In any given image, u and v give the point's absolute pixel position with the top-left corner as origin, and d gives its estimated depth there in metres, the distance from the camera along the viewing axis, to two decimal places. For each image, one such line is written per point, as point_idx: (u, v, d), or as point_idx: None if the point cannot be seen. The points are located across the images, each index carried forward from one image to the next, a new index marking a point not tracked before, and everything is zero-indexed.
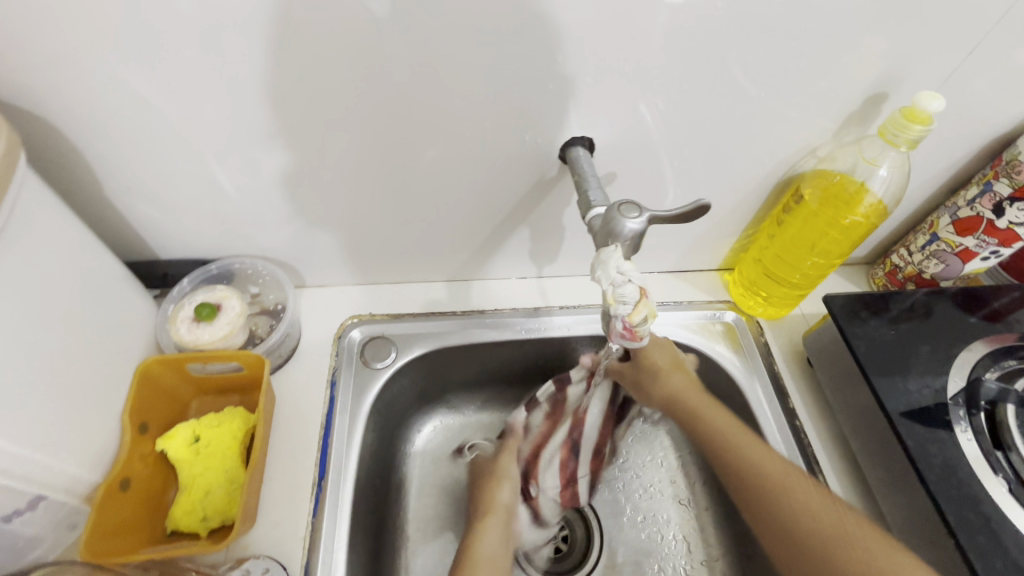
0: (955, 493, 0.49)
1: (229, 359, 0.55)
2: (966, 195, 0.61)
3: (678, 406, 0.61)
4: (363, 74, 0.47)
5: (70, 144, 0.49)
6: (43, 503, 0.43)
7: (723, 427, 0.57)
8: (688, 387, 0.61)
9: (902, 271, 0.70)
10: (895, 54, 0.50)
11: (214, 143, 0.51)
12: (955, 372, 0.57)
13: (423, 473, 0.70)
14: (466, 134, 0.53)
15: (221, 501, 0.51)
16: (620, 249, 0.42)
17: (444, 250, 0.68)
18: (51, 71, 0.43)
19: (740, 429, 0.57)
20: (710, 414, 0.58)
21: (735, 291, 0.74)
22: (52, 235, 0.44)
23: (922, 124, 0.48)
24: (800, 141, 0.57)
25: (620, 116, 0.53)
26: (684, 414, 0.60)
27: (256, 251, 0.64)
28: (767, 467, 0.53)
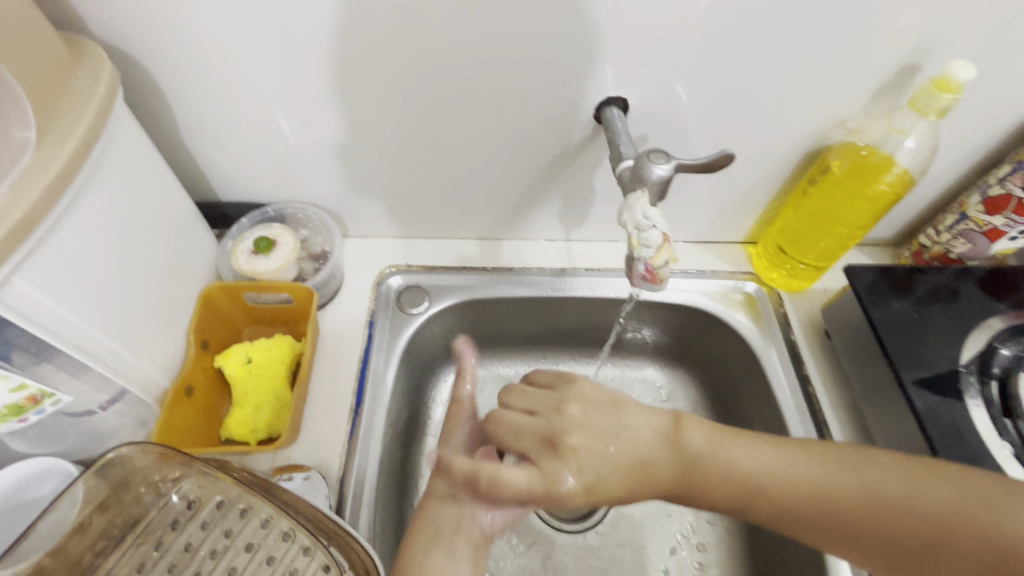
0: (959, 451, 0.52)
1: (281, 291, 0.60)
2: (998, 174, 0.61)
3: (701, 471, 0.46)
4: (419, 27, 0.50)
5: (154, 85, 0.54)
6: (125, 396, 0.49)
7: (800, 477, 0.44)
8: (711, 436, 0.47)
9: (928, 251, 0.71)
10: (933, 24, 0.51)
11: (278, 90, 0.55)
12: (971, 343, 0.59)
13: (446, 417, 0.75)
14: (507, 92, 0.56)
15: (269, 416, 0.57)
16: (647, 194, 0.45)
17: (478, 208, 0.72)
18: (145, 16, 0.48)
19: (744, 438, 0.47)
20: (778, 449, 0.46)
21: (758, 263, 0.75)
22: (139, 164, 0.49)
23: (953, 92, 0.49)
24: (831, 112, 0.59)
25: (655, 80, 0.56)
26: (711, 476, 0.46)
27: (307, 199, 0.69)
28: (808, 477, 0.44)
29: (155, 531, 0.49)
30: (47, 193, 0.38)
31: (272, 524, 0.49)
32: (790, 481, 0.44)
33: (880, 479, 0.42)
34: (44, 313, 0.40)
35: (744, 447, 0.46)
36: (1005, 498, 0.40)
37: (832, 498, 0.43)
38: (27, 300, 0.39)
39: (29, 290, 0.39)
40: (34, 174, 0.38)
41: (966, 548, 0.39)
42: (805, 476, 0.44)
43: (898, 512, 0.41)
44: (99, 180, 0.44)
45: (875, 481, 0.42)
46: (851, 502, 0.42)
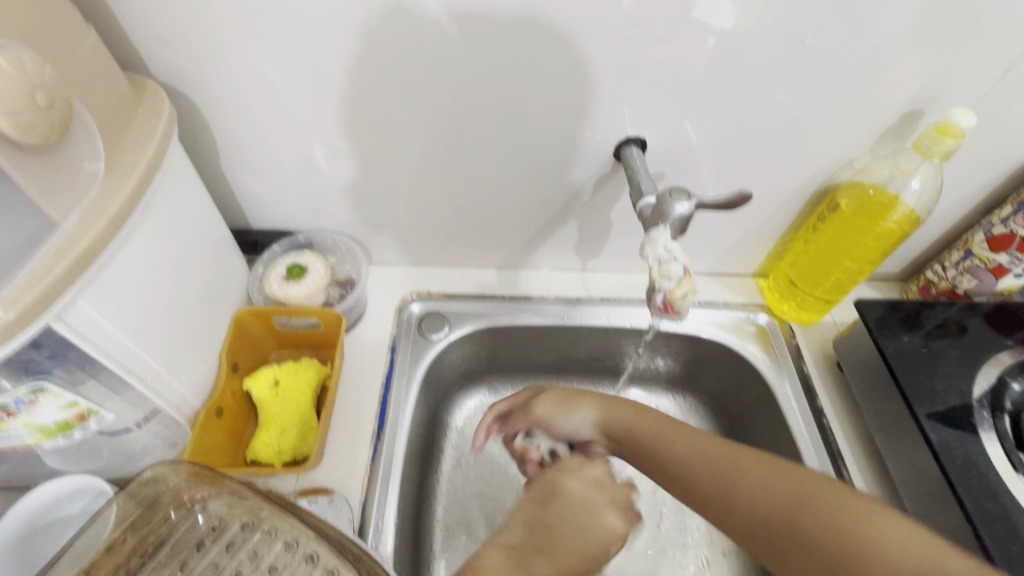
0: (977, 484, 0.52)
1: (310, 315, 0.62)
2: (1001, 214, 0.64)
3: (631, 437, 0.54)
4: (455, 69, 0.54)
5: (200, 120, 0.58)
6: (159, 415, 0.51)
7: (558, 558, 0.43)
8: (698, 448, 0.49)
9: (935, 286, 0.73)
10: (932, 75, 0.54)
11: (317, 126, 0.59)
12: (983, 377, 0.60)
13: (460, 444, 0.76)
14: (532, 130, 0.60)
15: (294, 438, 0.59)
16: (668, 229, 0.48)
17: (498, 240, 0.74)
18: (201, 58, 0.52)
19: (690, 432, 0.51)
20: (669, 432, 0.52)
21: (769, 296, 0.77)
22: (186, 194, 0.52)
23: (955, 138, 0.52)
24: (839, 153, 0.62)
25: (671, 122, 0.59)
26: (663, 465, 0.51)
27: (335, 227, 0.71)
28: (710, 477, 0.47)
29: (179, 552, 0.49)
30: (112, 222, 0.41)
31: (297, 546, 0.48)
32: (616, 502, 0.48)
33: (706, 460, 0.49)
34: (97, 332, 0.42)
35: (692, 445, 0.50)
36: (783, 478, 0.45)
37: (670, 468, 0.50)
38: (84, 320, 0.41)
39: (87, 309, 0.41)
40: (102, 201, 0.41)
41: (755, 520, 0.44)
42: (700, 451, 0.49)
43: (729, 483, 0.46)
44: (154, 209, 0.47)
45: (759, 481, 0.45)
46: (716, 467, 0.48)
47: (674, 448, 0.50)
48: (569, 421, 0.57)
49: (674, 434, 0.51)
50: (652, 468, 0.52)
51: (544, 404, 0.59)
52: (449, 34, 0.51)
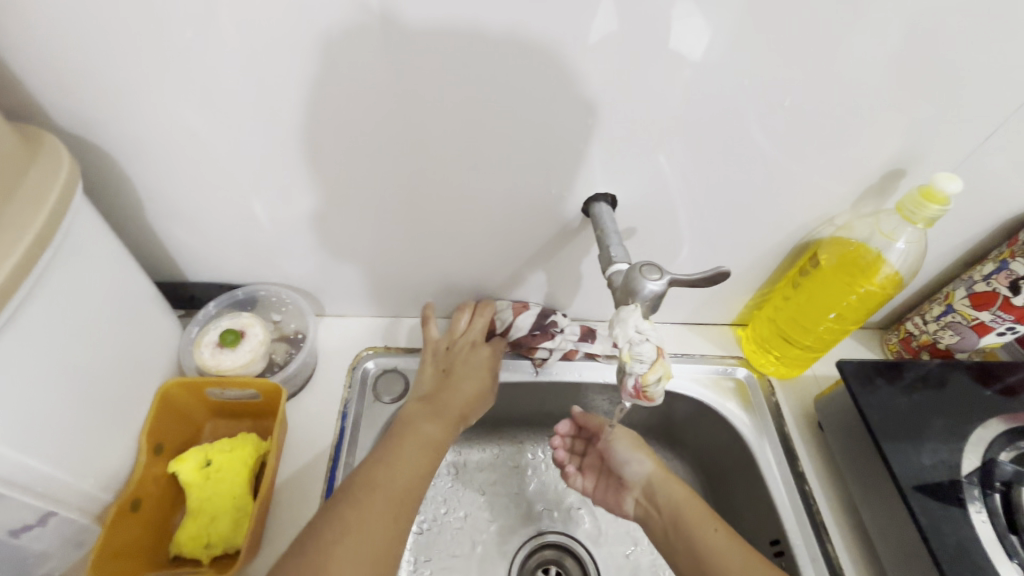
0: (969, 574, 0.49)
1: (246, 386, 0.56)
2: (982, 270, 0.61)
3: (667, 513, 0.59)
4: (408, 121, 0.49)
5: (120, 171, 0.52)
6: (51, 519, 0.44)
7: (358, 550, 0.46)
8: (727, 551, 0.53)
9: (916, 339, 0.70)
10: (912, 134, 0.52)
11: (256, 177, 0.53)
12: (970, 449, 0.57)
13: (423, 508, 0.70)
14: (494, 183, 0.56)
15: (225, 529, 0.52)
16: (639, 308, 0.43)
17: (463, 291, 0.70)
18: (118, 106, 0.47)
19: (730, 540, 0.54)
20: (698, 526, 0.56)
21: (747, 347, 0.74)
22: (98, 260, 0.46)
23: (940, 204, 0.49)
24: (818, 208, 0.59)
25: (642, 175, 0.56)
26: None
27: (283, 280, 0.65)
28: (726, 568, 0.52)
29: None
30: None
31: None
32: (360, 520, 0.47)
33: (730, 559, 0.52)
34: None
35: (722, 544, 0.53)
36: None
37: (706, 556, 0.53)
38: None
39: None
40: None
41: None
42: (713, 547, 0.54)
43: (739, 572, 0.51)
44: (47, 286, 0.41)
45: None
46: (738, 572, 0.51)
47: (710, 540, 0.54)
48: (628, 460, 0.63)
49: (706, 523, 0.56)
50: (681, 553, 0.56)
51: (617, 439, 0.65)
52: (399, 85, 0.46)
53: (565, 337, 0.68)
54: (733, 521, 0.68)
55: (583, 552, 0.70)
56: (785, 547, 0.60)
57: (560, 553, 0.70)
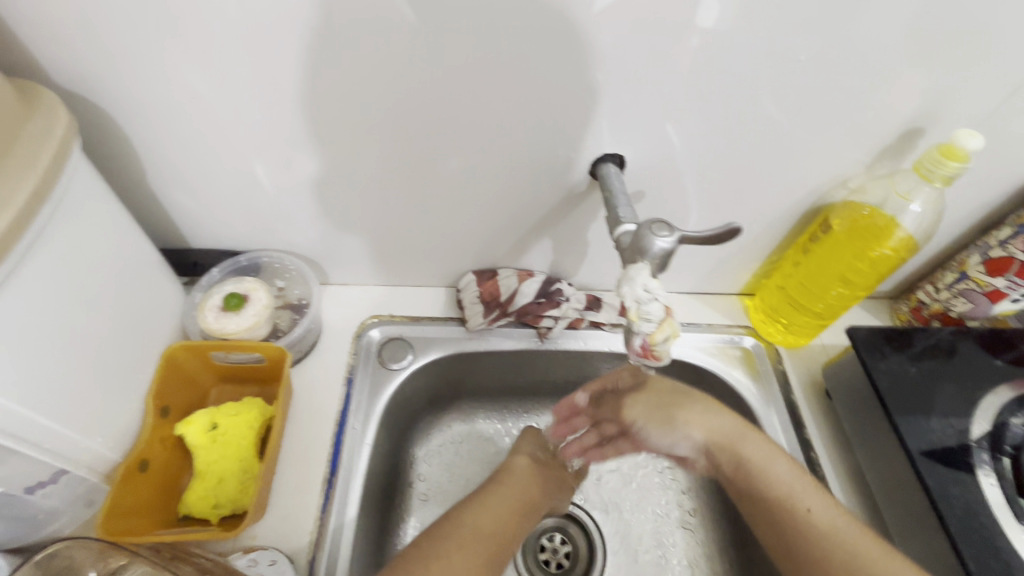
0: (977, 537, 0.49)
1: (251, 351, 0.56)
2: (999, 236, 0.60)
3: (752, 483, 0.52)
4: (409, 78, 0.48)
5: (118, 131, 0.51)
6: (63, 477, 0.44)
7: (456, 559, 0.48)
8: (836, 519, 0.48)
9: (927, 308, 0.69)
10: (934, 91, 0.50)
11: (255, 139, 0.52)
12: (981, 415, 0.56)
13: (429, 476, 0.71)
14: (499, 144, 0.54)
15: (233, 490, 0.52)
16: (649, 267, 0.42)
17: (467, 259, 0.69)
18: (112, 62, 0.45)
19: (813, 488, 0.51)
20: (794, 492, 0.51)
21: (755, 316, 0.73)
22: (98, 221, 0.46)
23: (959, 162, 0.48)
24: (832, 172, 0.57)
25: (653, 137, 0.54)
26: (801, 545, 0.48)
27: (285, 247, 0.65)
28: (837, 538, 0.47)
29: None
30: None
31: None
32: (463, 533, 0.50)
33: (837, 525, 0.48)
34: None
35: (821, 509, 0.49)
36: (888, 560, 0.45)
37: (798, 525, 0.49)
38: None
39: None
40: None
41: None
42: (783, 480, 0.51)
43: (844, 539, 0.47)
44: (44, 245, 0.40)
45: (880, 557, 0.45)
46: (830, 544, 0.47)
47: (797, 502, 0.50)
48: (668, 438, 0.57)
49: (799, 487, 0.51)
50: (757, 517, 0.52)
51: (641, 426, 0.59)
52: (399, 39, 0.45)
53: (569, 305, 0.68)
54: None
55: (588, 521, 0.71)
56: None
57: (564, 520, 0.71)
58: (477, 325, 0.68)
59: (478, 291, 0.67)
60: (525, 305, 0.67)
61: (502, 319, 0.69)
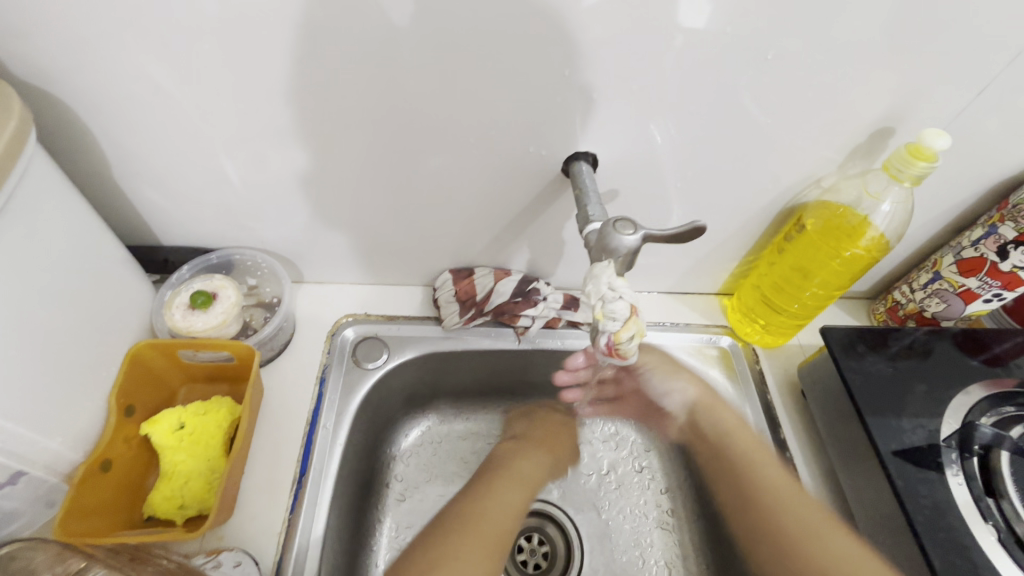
0: (943, 536, 0.49)
1: (220, 349, 0.55)
2: (971, 236, 0.60)
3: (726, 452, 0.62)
4: (376, 73, 0.47)
5: (82, 125, 0.50)
6: (23, 478, 0.44)
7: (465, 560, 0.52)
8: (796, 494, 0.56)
9: (902, 308, 0.69)
10: (903, 90, 0.50)
11: (222, 135, 0.52)
12: (951, 414, 0.56)
13: (406, 476, 0.71)
14: (470, 142, 0.54)
15: (200, 490, 0.51)
16: (613, 265, 0.42)
17: (443, 258, 0.68)
18: (71, 55, 0.44)
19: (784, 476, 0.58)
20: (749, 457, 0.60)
21: (733, 316, 0.73)
22: (57, 217, 0.45)
23: (927, 161, 0.48)
24: (805, 171, 0.57)
25: (624, 135, 0.54)
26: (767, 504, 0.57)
27: (258, 244, 0.64)
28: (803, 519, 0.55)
29: None
30: None
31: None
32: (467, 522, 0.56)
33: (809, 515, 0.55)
34: None
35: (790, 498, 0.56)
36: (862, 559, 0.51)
37: (789, 514, 0.55)
38: None
39: None
40: None
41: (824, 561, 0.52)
42: (769, 478, 0.58)
43: (796, 510, 0.55)
44: None
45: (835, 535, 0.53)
46: (807, 529, 0.54)
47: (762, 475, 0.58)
48: (662, 391, 0.68)
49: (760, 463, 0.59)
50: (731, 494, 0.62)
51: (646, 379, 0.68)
52: (362, 35, 0.44)
53: (547, 304, 0.68)
54: None
55: (566, 522, 0.71)
56: None
57: (542, 520, 0.71)
58: (453, 324, 0.68)
59: (454, 290, 0.67)
60: (501, 303, 0.67)
61: (478, 318, 0.68)
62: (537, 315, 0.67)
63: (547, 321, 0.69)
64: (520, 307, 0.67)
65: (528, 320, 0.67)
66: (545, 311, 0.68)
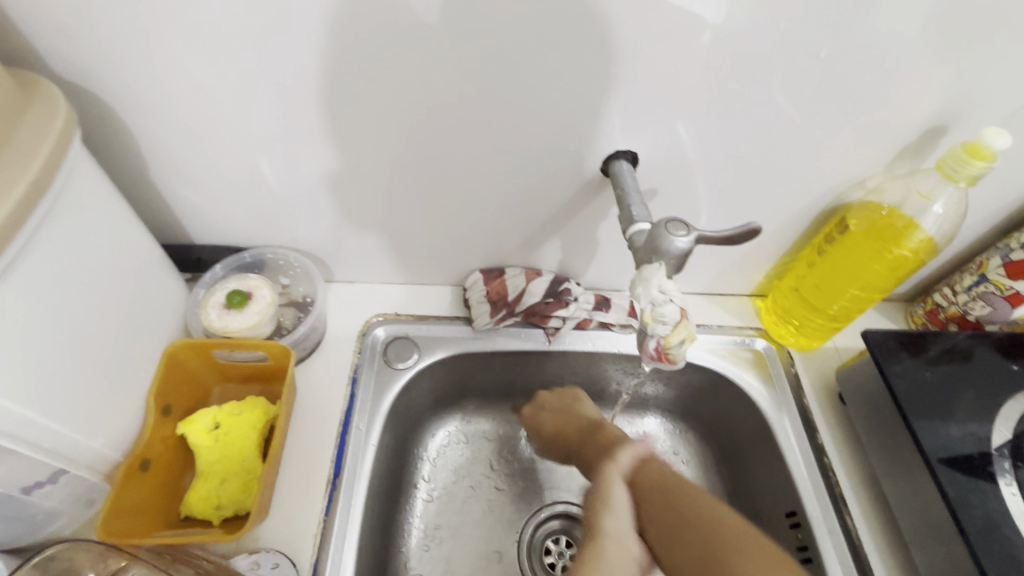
0: (997, 549, 0.47)
1: (257, 349, 0.55)
2: (1021, 238, 0.58)
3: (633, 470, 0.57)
4: (417, 71, 0.46)
5: (120, 124, 0.50)
6: (63, 476, 0.43)
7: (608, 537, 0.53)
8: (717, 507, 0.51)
9: (944, 311, 0.67)
10: (959, 87, 0.48)
11: (259, 133, 0.51)
12: (1001, 422, 0.55)
13: (433, 477, 0.70)
14: (508, 140, 0.53)
15: (236, 490, 0.51)
16: (663, 267, 0.41)
17: (474, 257, 0.67)
18: (113, 53, 0.44)
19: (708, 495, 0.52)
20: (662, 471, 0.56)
21: (767, 319, 0.71)
22: (98, 216, 0.45)
23: (985, 161, 0.47)
24: (851, 171, 0.56)
25: (667, 134, 0.52)
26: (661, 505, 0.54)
27: (290, 243, 0.64)
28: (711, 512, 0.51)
29: None
30: None
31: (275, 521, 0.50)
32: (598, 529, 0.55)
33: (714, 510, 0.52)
34: None
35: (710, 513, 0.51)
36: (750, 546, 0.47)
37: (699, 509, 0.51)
38: None
39: None
40: None
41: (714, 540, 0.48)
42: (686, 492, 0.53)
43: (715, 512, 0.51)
44: (41, 241, 0.39)
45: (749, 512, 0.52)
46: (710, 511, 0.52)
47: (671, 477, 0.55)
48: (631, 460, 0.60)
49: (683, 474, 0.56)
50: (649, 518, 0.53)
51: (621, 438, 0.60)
52: (406, 30, 0.43)
53: (578, 305, 0.67)
54: (746, 494, 0.67)
55: None
56: (801, 519, 0.59)
57: (570, 523, 0.70)
58: (484, 325, 0.67)
59: (485, 290, 0.66)
60: (532, 305, 0.66)
61: (509, 319, 0.67)
62: (568, 317, 0.66)
63: (578, 322, 0.68)
64: (551, 308, 0.66)
65: (559, 322, 0.66)
66: (576, 313, 0.67)
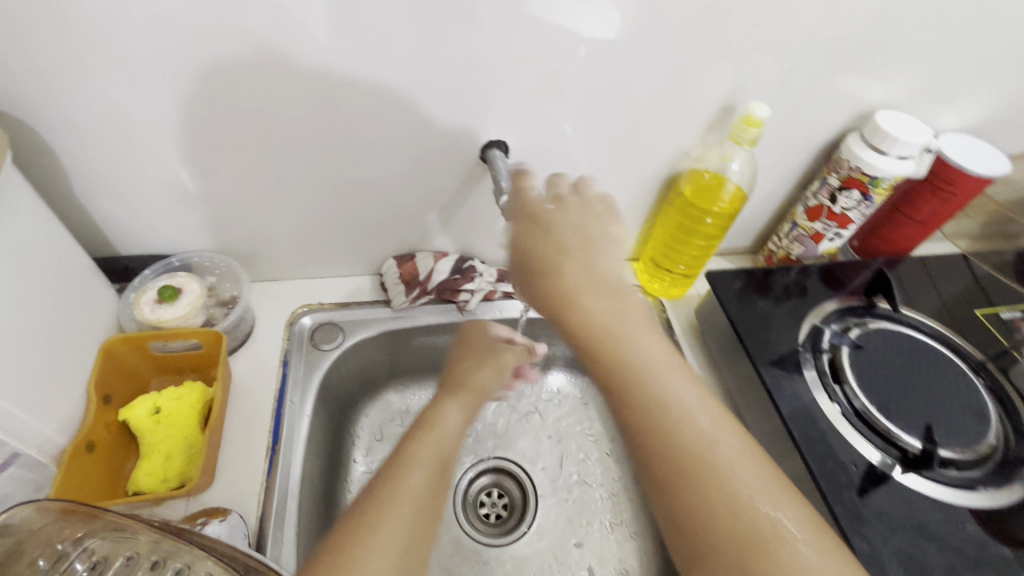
0: (801, 414, 0.61)
1: (188, 336, 0.61)
2: (812, 189, 0.75)
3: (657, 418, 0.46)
4: (311, 86, 0.55)
5: (43, 145, 0.55)
6: (18, 460, 0.48)
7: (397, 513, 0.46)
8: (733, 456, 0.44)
9: (776, 255, 0.84)
10: (740, 75, 0.63)
11: (176, 146, 0.58)
12: (806, 326, 0.70)
13: (372, 450, 0.77)
14: (398, 137, 0.62)
15: (180, 463, 0.57)
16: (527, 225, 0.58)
17: (386, 245, 0.76)
18: (35, 83, 0.50)
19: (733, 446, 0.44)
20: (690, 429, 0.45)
21: (643, 277, 0.85)
22: (30, 227, 0.50)
23: (756, 127, 0.62)
24: (679, 145, 0.70)
25: (529, 124, 0.64)
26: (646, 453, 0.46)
27: (213, 246, 0.70)
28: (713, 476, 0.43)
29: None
30: None
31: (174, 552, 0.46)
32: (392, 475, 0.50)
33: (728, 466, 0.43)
34: None
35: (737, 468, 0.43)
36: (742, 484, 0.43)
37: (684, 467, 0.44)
38: None
39: None
40: None
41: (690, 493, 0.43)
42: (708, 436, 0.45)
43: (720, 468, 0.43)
44: None
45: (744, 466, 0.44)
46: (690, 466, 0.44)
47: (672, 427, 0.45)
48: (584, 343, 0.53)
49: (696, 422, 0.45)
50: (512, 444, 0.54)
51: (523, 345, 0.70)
52: (298, 50, 0.52)
53: (482, 279, 0.78)
54: None
55: (521, 476, 0.80)
56: None
57: (500, 475, 0.81)
58: (401, 304, 0.76)
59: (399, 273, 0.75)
60: (442, 281, 0.76)
61: (422, 298, 0.77)
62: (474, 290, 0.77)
63: (484, 296, 0.79)
64: (457, 282, 0.76)
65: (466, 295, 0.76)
66: (481, 287, 0.78)
